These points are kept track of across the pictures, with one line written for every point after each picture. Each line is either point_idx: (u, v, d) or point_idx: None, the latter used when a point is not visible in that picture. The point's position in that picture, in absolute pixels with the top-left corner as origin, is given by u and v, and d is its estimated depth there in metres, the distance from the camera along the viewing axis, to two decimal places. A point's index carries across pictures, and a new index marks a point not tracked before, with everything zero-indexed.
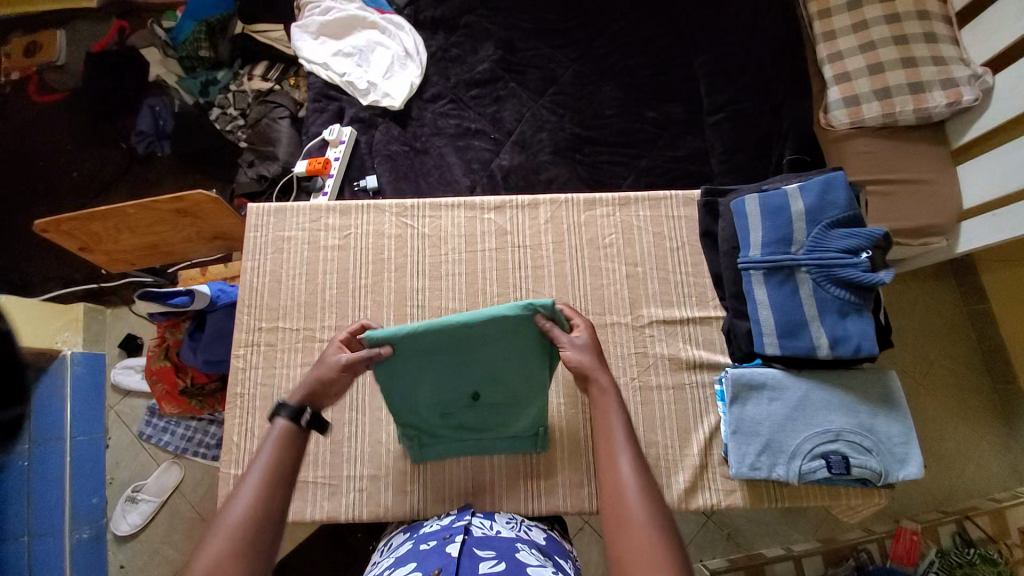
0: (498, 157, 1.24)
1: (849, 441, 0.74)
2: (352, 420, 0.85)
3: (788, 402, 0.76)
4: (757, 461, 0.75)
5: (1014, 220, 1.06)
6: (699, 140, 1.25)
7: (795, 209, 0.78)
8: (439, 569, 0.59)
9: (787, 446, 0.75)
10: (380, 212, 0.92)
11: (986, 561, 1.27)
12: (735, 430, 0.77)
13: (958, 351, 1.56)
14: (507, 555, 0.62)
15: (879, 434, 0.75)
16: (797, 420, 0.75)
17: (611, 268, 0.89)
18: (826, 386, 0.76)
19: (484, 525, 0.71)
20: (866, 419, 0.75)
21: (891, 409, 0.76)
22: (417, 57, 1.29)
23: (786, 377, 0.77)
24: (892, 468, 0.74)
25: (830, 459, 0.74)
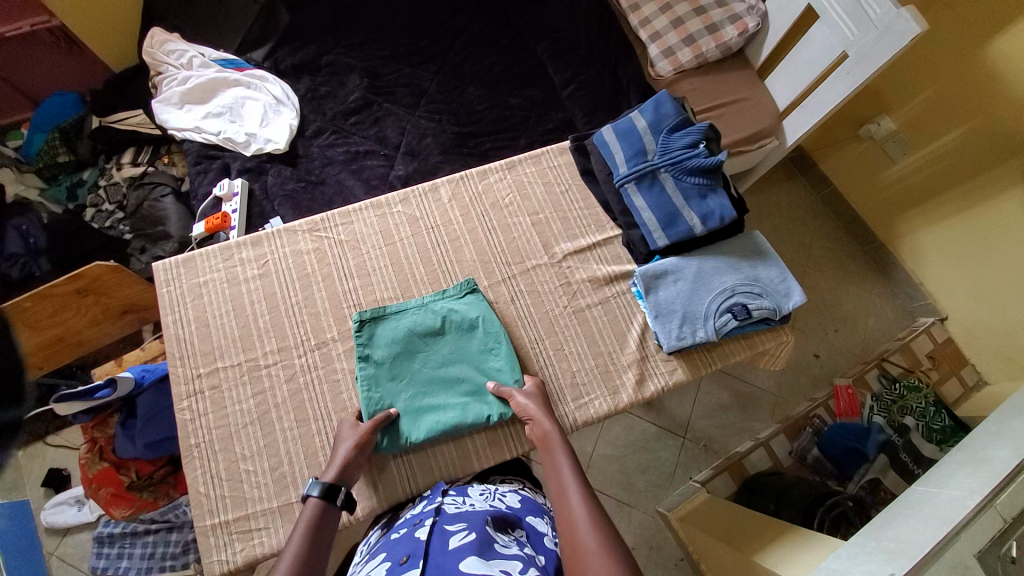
0: (393, 170, 1.32)
1: (744, 292, 0.89)
2: (321, 429, 0.84)
3: (688, 278, 0.90)
4: (681, 331, 0.88)
5: (818, 106, 1.34)
6: (562, 112, 1.44)
7: (641, 126, 0.94)
8: (409, 555, 0.64)
9: (700, 313, 0.88)
10: (292, 233, 0.95)
11: (912, 390, 1.58)
12: (657, 314, 0.89)
13: (826, 231, 1.88)
14: (476, 525, 0.68)
15: (764, 280, 0.91)
16: (700, 290, 0.89)
17: (517, 222, 0.99)
18: (711, 256, 0.92)
19: (457, 501, 0.76)
20: (751, 273, 0.91)
21: (765, 258, 0.93)
22: (289, 101, 1.35)
23: (680, 260, 0.91)
24: (782, 301, 0.90)
25: (733, 310, 0.88)
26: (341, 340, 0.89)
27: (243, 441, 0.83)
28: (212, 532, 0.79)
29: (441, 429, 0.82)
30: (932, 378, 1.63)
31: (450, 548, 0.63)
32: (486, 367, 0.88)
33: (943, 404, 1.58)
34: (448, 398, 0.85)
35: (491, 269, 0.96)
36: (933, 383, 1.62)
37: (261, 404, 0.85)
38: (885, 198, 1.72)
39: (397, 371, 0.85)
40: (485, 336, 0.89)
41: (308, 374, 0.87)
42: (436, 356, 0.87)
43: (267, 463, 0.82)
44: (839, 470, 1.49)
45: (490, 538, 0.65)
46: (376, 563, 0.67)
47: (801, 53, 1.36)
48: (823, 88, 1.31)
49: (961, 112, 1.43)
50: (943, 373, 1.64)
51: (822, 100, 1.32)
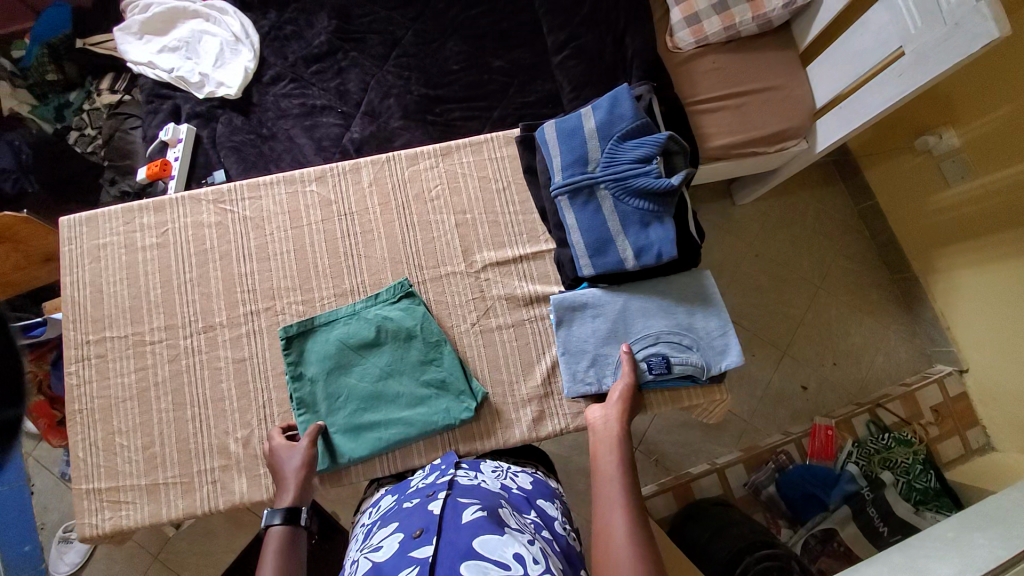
0: (349, 131, 1.21)
1: (668, 343, 0.78)
2: (196, 415, 0.81)
3: (609, 317, 0.80)
4: (586, 376, 0.79)
5: (863, 107, 1.13)
6: (549, 82, 1.25)
7: (588, 127, 0.77)
8: (423, 528, 0.61)
9: (612, 358, 0.79)
10: (196, 202, 0.88)
11: (900, 443, 1.44)
12: (565, 351, 0.80)
13: (854, 252, 1.68)
14: (490, 507, 0.64)
15: (699, 331, 0.79)
16: (619, 330, 0.80)
17: (440, 220, 0.88)
18: (644, 293, 0.81)
19: (468, 475, 0.73)
20: (685, 320, 0.79)
21: (708, 305, 0.80)
22: (247, 40, 1.24)
23: (605, 295, 0.80)
24: (713, 360, 0.78)
25: (650, 362, 0.77)
26: (228, 327, 0.83)
27: (120, 415, 0.82)
28: (86, 496, 0.80)
29: (385, 445, 0.78)
30: (931, 433, 1.48)
31: (463, 523, 0.59)
32: (425, 378, 0.81)
33: (933, 464, 1.44)
34: (387, 412, 0.80)
35: (400, 270, 0.86)
36: (931, 438, 1.48)
37: (141, 381, 0.82)
38: (934, 221, 1.48)
39: (326, 384, 0.80)
40: (425, 346, 0.82)
41: (190, 358, 0.82)
42: (372, 368, 0.81)
43: (141, 440, 0.81)
44: (789, 511, 1.41)
45: (502, 522, 0.61)
46: (387, 534, 0.64)
47: (852, 39, 1.13)
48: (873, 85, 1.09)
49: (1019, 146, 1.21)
50: (946, 430, 1.49)
51: (869, 101, 1.11)
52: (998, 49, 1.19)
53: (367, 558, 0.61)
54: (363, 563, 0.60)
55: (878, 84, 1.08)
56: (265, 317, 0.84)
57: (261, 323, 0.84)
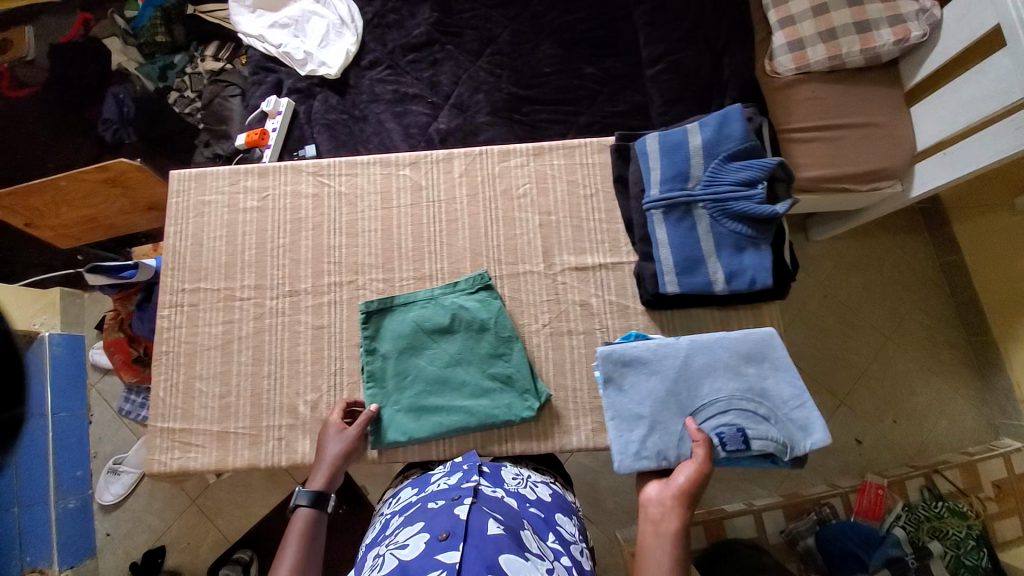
0: (436, 121, 1.24)
1: (743, 411, 0.73)
2: (272, 372, 0.85)
3: (670, 379, 0.75)
4: (642, 446, 0.74)
5: (969, 156, 1.08)
6: (639, 94, 1.24)
7: (693, 144, 0.76)
8: (448, 533, 0.60)
9: (674, 429, 0.74)
10: (297, 172, 0.92)
11: (954, 513, 1.35)
12: (615, 415, 0.76)
13: (930, 305, 1.59)
14: (513, 524, 0.62)
15: (775, 397, 0.74)
16: (681, 394, 0.75)
17: (523, 218, 0.89)
18: (709, 351, 0.77)
19: (490, 483, 0.72)
20: (757, 384, 0.75)
21: (783, 371, 0.75)
22: (353, 24, 1.29)
23: (665, 357, 0.76)
24: (791, 434, 0.72)
25: (722, 434, 0.72)
26: (311, 294, 0.87)
27: (203, 361, 0.87)
28: (159, 434, 0.85)
29: (444, 431, 0.79)
30: (988, 510, 1.38)
31: (488, 534, 0.59)
32: (491, 372, 0.82)
33: (987, 542, 1.35)
34: (449, 399, 0.81)
35: (479, 262, 0.88)
36: (988, 514, 1.38)
37: (227, 333, 0.87)
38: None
39: (396, 361, 0.82)
40: (495, 340, 0.83)
41: (274, 318, 0.87)
42: (441, 353, 0.82)
43: (218, 388, 0.85)
44: (829, 569, 1.33)
45: (527, 543, 0.60)
46: (412, 532, 0.63)
47: (968, 84, 1.07)
48: (985, 133, 1.04)
49: None
50: (1007, 508, 1.38)
51: (977, 150, 1.06)
52: None
53: (390, 555, 0.60)
54: (387, 560, 0.59)
55: (997, 130, 1.01)
56: (346, 290, 0.87)
57: (342, 294, 0.87)
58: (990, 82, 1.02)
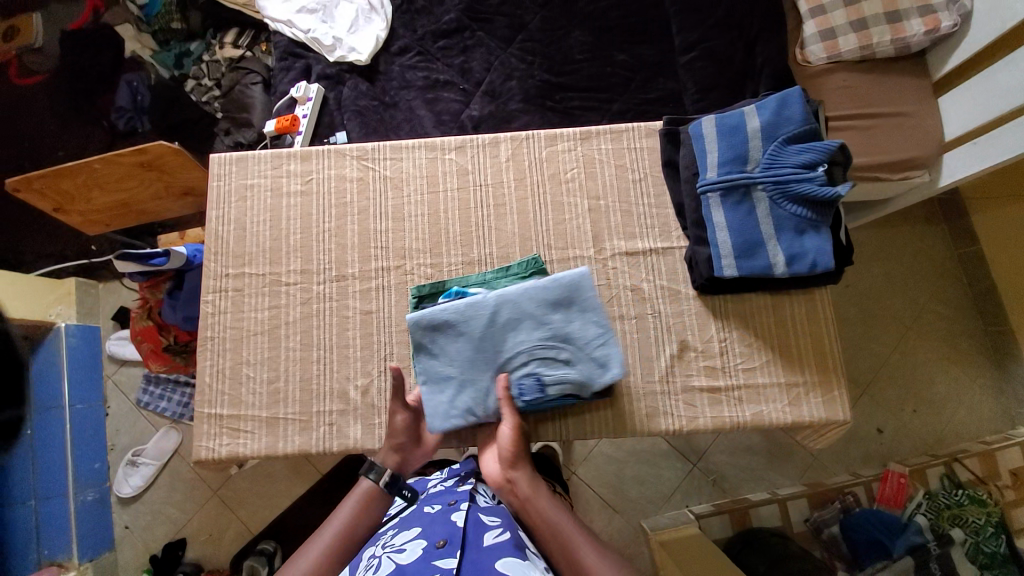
0: (468, 108, 1.22)
1: (540, 358, 0.76)
2: (320, 357, 0.83)
3: (473, 340, 0.76)
4: (451, 405, 0.77)
5: (998, 146, 1.08)
6: (672, 82, 1.24)
7: (751, 127, 0.76)
8: (446, 539, 0.65)
9: (483, 382, 0.77)
10: (341, 156, 0.91)
11: (973, 501, 1.35)
12: (427, 380, 0.78)
13: (949, 295, 1.61)
14: (508, 529, 0.69)
15: (572, 342, 0.75)
16: (488, 349, 0.76)
17: (573, 202, 0.88)
18: (513, 303, 0.76)
19: (486, 494, 0.79)
20: (560, 330, 0.75)
21: (564, 311, 0.75)
22: (382, 9, 1.27)
23: (467, 317, 0.76)
24: (585, 374, 0.75)
25: (523, 385, 0.76)
26: (359, 279, 0.86)
27: (250, 347, 0.85)
28: (207, 420, 0.84)
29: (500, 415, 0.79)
30: (1006, 497, 1.39)
31: (485, 544, 0.64)
32: None
33: (1007, 528, 1.35)
34: None
35: (529, 247, 0.87)
36: (1006, 502, 1.38)
37: (273, 318, 0.86)
38: None
39: None
40: None
41: (321, 304, 0.85)
42: None
43: (266, 374, 0.84)
44: (853, 556, 1.35)
45: (521, 543, 0.66)
46: (409, 537, 0.67)
47: (1000, 74, 1.07)
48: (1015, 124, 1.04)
49: None
50: None
51: (1006, 140, 1.06)
52: None
53: (389, 558, 0.63)
54: (383, 562, 0.62)
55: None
56: (394, 275, 0.86)
57: (390, 279, 0.86)
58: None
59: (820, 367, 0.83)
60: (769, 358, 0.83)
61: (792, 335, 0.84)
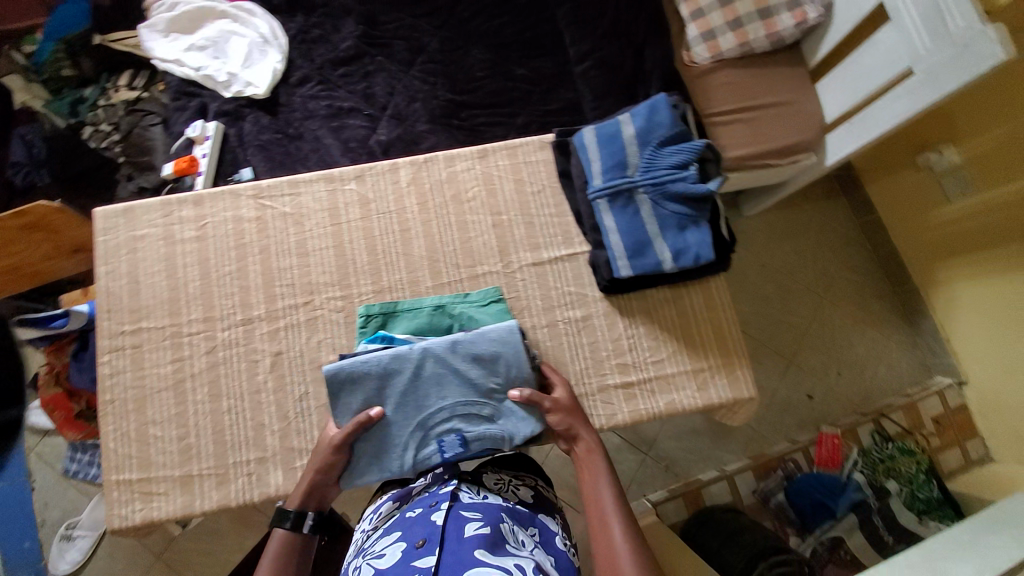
0: (375, 133, 1.22)
1: (463, 417, 0.78)
2: (231, 407, 0.80)
3: (398, 388, 0.77)
4: (369, 458, 0.77)
5: (872, 123, 1.19)
6: (571, 91, 1.29)
7: (627, 134, 0.80)
8: (425, 539, 0.62)
9: (404, 435, 0.78)
10: (236, 197, 0.88)
11: (904, 452, 1.47)
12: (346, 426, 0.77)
13: (856, 264, 1.73)
14: (492, 520, 0.65)
15: (497, 399, 0.79)
16: (410, 404, 0.78)
17: (476, 220, 0.90)
18: (438, 359, 0.78)
19: (471, 487, 0.72)
20: (487, 386, 0.79)
21: (491, 365, 0.79)
22: (276, 41, 1.25)
23: (391, 362, 0.77)
24: (510, 433, 0.79)
25: (443, 442, 0.77)
26: (267, 320, 0.83)
27: (155, 405, 0.82)
28: (117, 486, 0.80)
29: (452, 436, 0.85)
30: (932, 443, 1.54)
31: (464, 538, 0.61)
32: None
33: (936, 474, 1.47)
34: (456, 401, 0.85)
35: (437, 269, 0.87)
36: (932, 448, 1.54)
37: (177, 372, 0.82)
38: (938, 238, 1.52)
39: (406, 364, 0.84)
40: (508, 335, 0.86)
41: (228, 350, 0.82)
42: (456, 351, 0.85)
43: (175, 431, 0.81)
44: (798, 520, 1.43)
45: (504, 536, 0.62)
46: (389, 541, 0.65)
47: (864, 56, 1.18)
48: (886, 100, 1.15)
49: (1009, 169, 1.28)
50: (947, 441, 1.55)
51: (879, 116, 1.17)
52: (999, 74, 1.25)
53: (368, 565, 0.62)
54: (363, 570, 0.60)
55: (891, 99, 1.13)
56: (303, 311, 0.83)
57: (300, 316, 0.83)
58: (878, 57, 1.15)
59: (724, 353, 0.88)
60: (676, 349, 0.87)
61: (696, 325, 0.88)
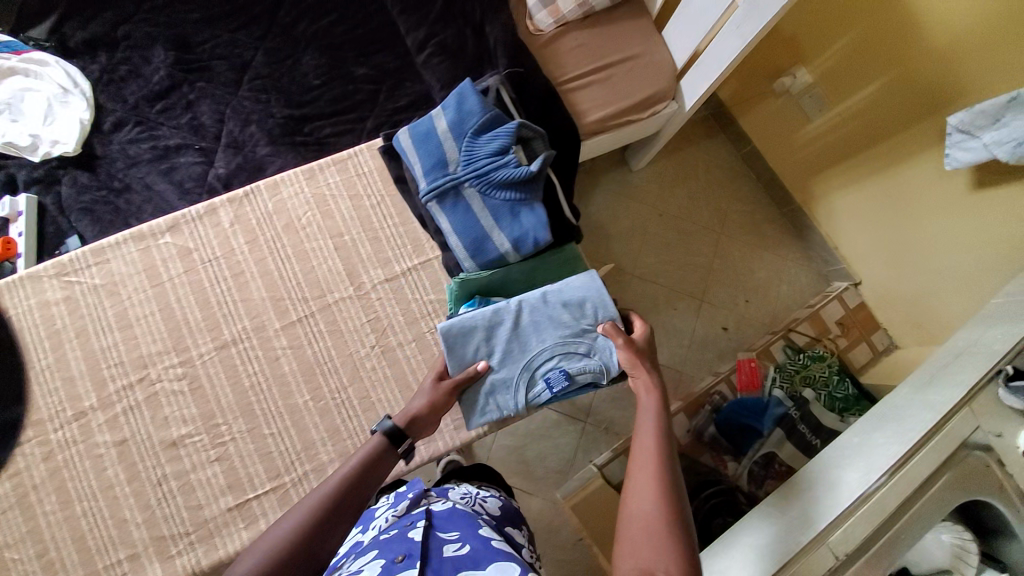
0: (213, 167, 1.13)
1: (566, 355, 0.83)
2: (87, 510, 0.76)
3: (503, 335, 0.82)
4: (481, 408, 0.83)
5: (716, 59, 1.16)
6: (419, 83, 1.22)
7: (441, 130, 0.81)
8: (404, 555, 0.58)
9: (510, 380, 0.83)
10: (38, 280, 0.83)
11: (814, 359, 1.43)
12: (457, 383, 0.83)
13: (741, 193, 1.69)
14: (471, 535, 0.64)
15: (589, 335, 0.84)
16: (515, 352, 0.83)
17: (317, 246, 0.87)
18: (535, 305, 0.84)
19: (443, 503, 0.73)
20: (580, 325, 0.84)
21: (575, 305, 0.84)
22: (77, 89, 1.13)
23: (495, 312, 0.82)
24: (608, 364, 0.83)
25: (549, 378, 0.82)
26: (101, 409, 0.79)
27: (2, 526, 0.75)
28: None
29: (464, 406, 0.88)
30: (840, 345, 1.50)
31: (445, 556, 0.59)
32: None
33: (846, 372, 1.45)
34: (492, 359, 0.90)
35: (283, 308, 0.84)
36: (841, 349, 1.49)
37: (18, 488, 0.76)
38: (809, 152, 1.51)
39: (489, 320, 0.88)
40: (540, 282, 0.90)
41: (65, 451, 0.78)
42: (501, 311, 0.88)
43: (31, 550, 0.74)
44: (732, 447, 1.40)
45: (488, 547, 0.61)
46: (365, 560, 0.60)
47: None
48: (723, 37, 1.13)
49: (866, 66, 1.28)
50: (853, 339, 1.51)
51: (722, 51, 1.14)
52: None
53: None
54: None
55: (728, 35, 1.12)
56: (139, 389, 0.80)
57: (136, 397, 0.80)
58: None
59: None
60: None
61: None
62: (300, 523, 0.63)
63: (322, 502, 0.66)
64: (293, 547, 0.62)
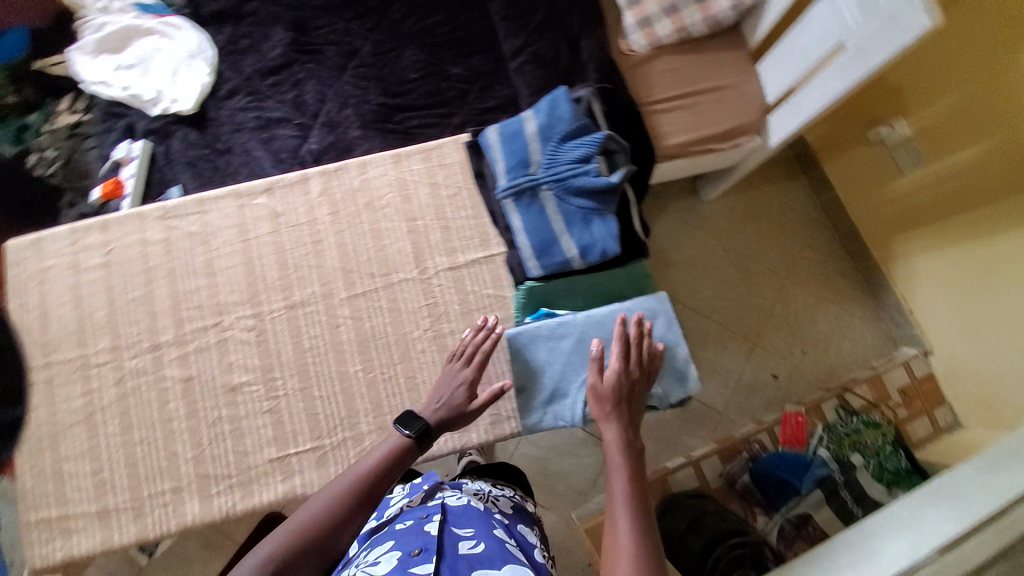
0: (307, 142, 1.21)
1: None
2: (143, 438, 0.83)
3: (570, 348, 0.84)
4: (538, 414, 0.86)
5: (812, 98, 1.11)
6: (507, 88, 1.25)
7: (529, 131, 0.84)
8: (420, 548, 0.60)
9: (571, 392, 0.84)
10: (142, 219, 0.91)
11: (868, 425, 1.35)
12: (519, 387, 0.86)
13: (819, 242, 1.60)
14: (484, 533, 0.65)
15: None
16: (577, 365, 0.84)
17: (390, 229, 0.91)
18: (601, 323, 0.84)
19: (457, 496, 0.74)
20: None
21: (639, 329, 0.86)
22: (201, 54, 1.24)
23: (565, 325, 0.84)
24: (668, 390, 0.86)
25: None
26: (174, 345, 0.86)
27: (68, 442, 0.83)
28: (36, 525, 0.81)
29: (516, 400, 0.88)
30: (898, 415, 1.43)
31: (460, 552, 0.60)
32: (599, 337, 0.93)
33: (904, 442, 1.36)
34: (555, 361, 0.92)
35: (351, 280, 0.88)
36: (899, 419, 1.43)
37: (89, 405, 0.84)
38: (897, 208, 1.41)
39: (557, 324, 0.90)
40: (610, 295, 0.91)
41: (136, 380, 0.85)
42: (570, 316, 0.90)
43: (89, 466, 0.82)
44: (765, 500, 1.31)
45: (500, 547, 0.62)
46: (382, 551, 0.62)
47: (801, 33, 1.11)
48: (822, 78, 1.07)
49: (977, 128, 1.17)
50: (914, 411, 1.44)
51: (819, 92, 1.09)
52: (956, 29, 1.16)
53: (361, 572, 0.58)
54: None
55: (829, 77, 1.06)
56: (211, 333, 0.86)
57: (209, 338, 0.86)
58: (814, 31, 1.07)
59: None
60: None
61: None
62: (326, 509, 0.64)
63: (349, 490, 0.66)
64: (320, 538, 0.61)
